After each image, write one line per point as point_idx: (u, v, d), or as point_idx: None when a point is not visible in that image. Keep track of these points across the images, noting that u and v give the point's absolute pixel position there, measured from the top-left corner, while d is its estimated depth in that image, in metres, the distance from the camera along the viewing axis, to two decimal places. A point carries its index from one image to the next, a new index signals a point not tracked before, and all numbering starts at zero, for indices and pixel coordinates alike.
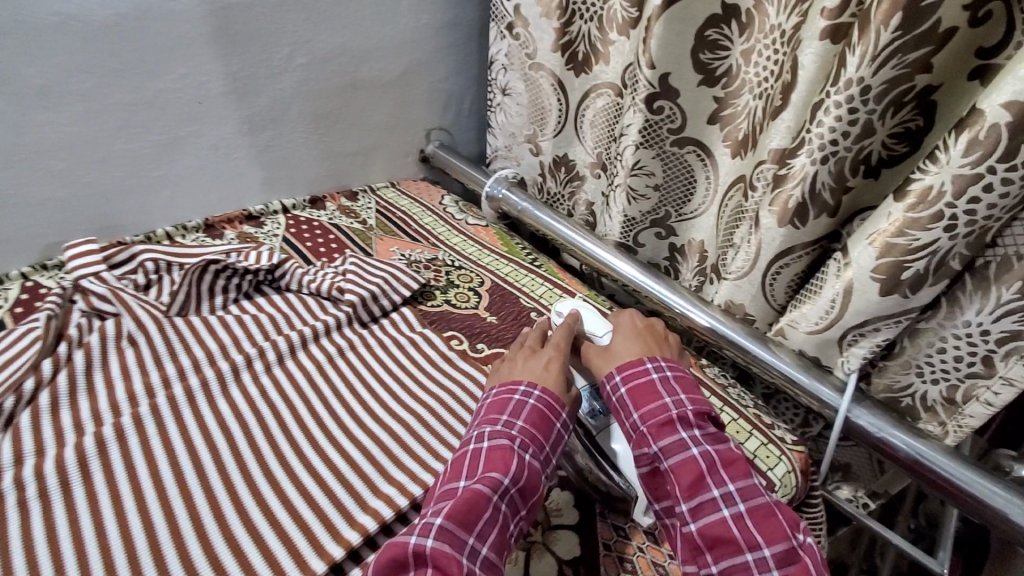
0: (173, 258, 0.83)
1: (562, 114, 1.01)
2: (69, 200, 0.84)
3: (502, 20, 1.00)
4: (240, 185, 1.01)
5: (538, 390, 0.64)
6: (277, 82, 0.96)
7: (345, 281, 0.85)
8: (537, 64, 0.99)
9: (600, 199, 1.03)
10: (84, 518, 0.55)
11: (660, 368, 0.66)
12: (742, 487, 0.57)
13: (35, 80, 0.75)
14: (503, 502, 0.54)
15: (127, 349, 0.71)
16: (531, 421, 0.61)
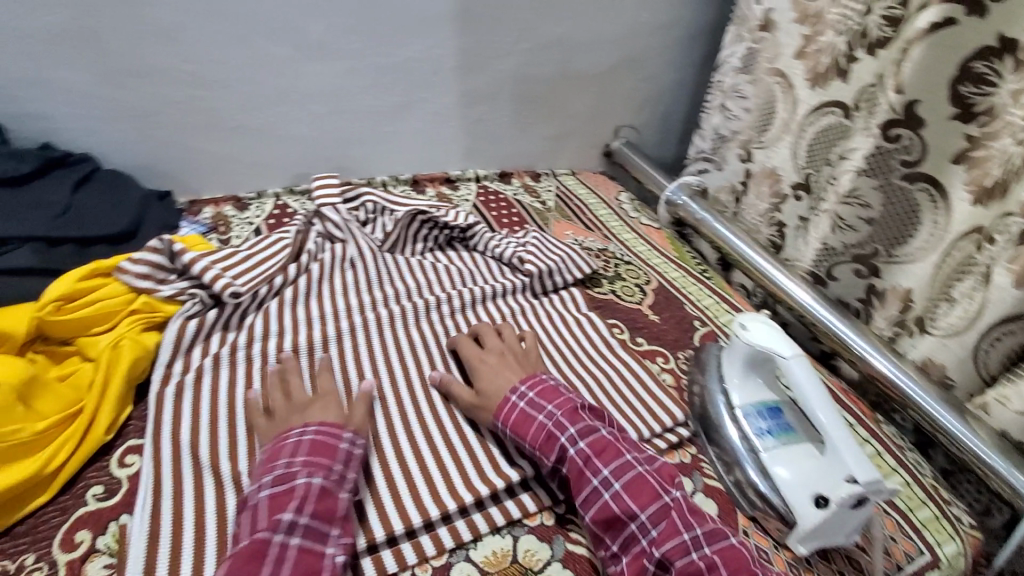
0: (388, 204, 0.96)
1: (783, 127, 0.97)
2: (321, 140, 1.00)
3: (749, 23, 1.01)
4: (445, 150, 1.12)
5: (313, 428, 0.57)
6: (497, 63, 1.05)
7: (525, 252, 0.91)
8: (774, 68, 0.97)
9: (796, 224, 0.99)
10: (305, 395, 0.68)
11: (521, 393, 0.65)
12: (614, 468, 0.58)
13: (317, 35, 0.90)
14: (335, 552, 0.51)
15: (349, 271, 0.85)
16: (315, 452, 0.55)
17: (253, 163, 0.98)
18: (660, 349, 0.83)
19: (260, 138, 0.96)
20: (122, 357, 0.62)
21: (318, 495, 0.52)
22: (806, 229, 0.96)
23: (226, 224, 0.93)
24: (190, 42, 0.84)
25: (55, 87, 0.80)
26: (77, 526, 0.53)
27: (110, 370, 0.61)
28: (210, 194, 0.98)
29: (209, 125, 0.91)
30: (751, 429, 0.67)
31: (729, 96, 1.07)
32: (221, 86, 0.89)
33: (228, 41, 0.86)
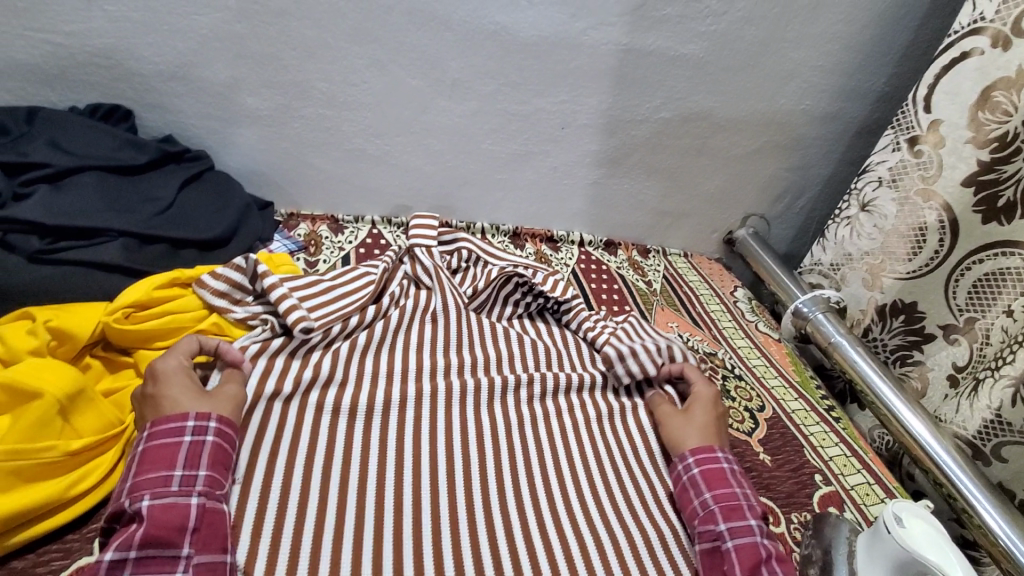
0: (483, 255, 0.89)
1: (936, 258, 0.86)
2: (430, 175, 0.95)
3: (906, 131, 0.88)
4: (555, 207, 1.04)
5: (146, 432, 0.51)
6: (633, 128, 0.96)
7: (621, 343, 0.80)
8: (930, 191, 0.85)
9: (948, 372, 0.85)
10: (351, 455, 0.59)
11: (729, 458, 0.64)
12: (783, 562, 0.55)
13: (454, 72, 0.85)
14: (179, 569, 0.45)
15: (427, 325, 0.77)
16: (150, 461, 0.49)
17: (357, 187, 0.94)
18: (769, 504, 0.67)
19: (371, 164, 0.92)
20: None
21: (153, 513, 0.46)
22: (972, 389, 0.80)
23: (317, 246, 0.89)
24: (328, 60, 0.81)
25: (190, 85, 0.79)
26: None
27: None
28: (310, 210, 0.95)
29: (326, 143, 0.88)
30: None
31: (868, 210, 0.94)
32: (347, 107, 0.85)
33: (365, 65, 0.82)
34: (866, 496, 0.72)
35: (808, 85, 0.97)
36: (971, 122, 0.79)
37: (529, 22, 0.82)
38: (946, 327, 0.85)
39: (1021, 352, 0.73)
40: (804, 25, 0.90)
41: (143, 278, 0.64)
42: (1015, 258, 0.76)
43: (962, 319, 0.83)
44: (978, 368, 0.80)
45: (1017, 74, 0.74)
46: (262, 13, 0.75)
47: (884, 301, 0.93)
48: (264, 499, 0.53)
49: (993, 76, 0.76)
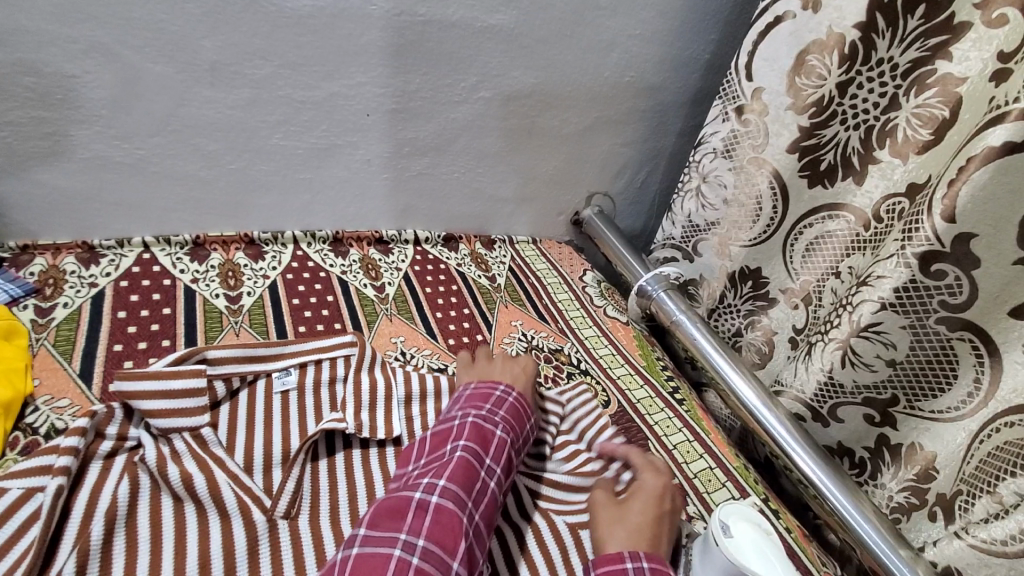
0: (253, 364, 0.64)
1: (772, 225, 0.84)
2: (210, 182, 0.78)
3: (733, 100, 0.85)
4: (378, 205, 0.91)
5: (515, 391, 0.61)
6: (452, 111, 0.86)
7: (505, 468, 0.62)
8: (761, 159, 0.83)
9: (789, 335, 0.84)
10: None
11: (638, 561, 0.49)
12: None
13: (211, 55, 0.69)
14: (490, 479, 0.51)
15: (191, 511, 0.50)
16: (510, 414, 0.58)
17: (110, 204, 0.75)
18: None
19: (125, 174, 0.73)
20: None
21: (454, 474, 0.49)
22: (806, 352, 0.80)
23: (56, 287, 0.69)
24: (27, 47, 0.61)
25: None
26: None
27: None
28: (50, 239, 0.74)
29: (54, 153, 0.69)
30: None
31: (709, 181, 0.91)
32: (69, 106, 0.66)
33: (82, 50, 0.63)
34: (709, 483, 0.70)
35: (631, 56, 0.93)
36: (790, 87, 0.78)
37: None
38: (786, 291, 0.84)
39: (846, 313, 0.73)
40: None
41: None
42: (839, 221, 0.75)
43: (798, 281, 0.82)
44: (812, 331, 0.80)
45: (826, 36, 0.72)
46: None
47: (734, 268, 0.90)
48: None
49: (806, 39, 0.75)
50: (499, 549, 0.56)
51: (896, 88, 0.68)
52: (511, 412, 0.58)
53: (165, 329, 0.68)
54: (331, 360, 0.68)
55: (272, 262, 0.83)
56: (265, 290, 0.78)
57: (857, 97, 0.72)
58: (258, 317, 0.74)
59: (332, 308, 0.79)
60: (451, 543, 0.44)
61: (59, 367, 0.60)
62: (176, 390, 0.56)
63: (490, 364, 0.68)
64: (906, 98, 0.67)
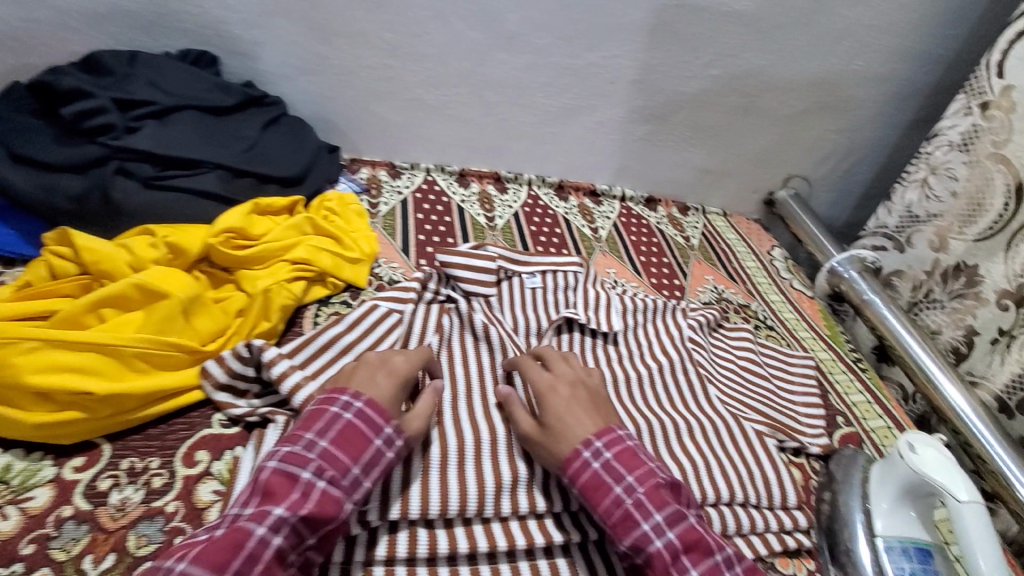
0: (514, 265, 0.83)
1: (1000, 221, 0.85)
2: (483, 126, 1.00)
3: (978, 96, 0.87)
4: (600, 161, 1.07)
5: (360, 402, 0.50)
6: (682, 84, 0.98)
7: (709, 383, 0.76)
8: (1000, 155, 0.85)
9: (992, 335, 0.85)
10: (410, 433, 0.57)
11: (595, 450, 0.53)
12: (668, 513, 0.51)
13: (511, 26, 0.88)
14: (274, 535, 0.43)
15: (483, 350, 0.71)
16: (341, 441, 0.48)
17: (414, 135, 0.99)
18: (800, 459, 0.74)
19: (429, 113, 0.97)
20: (274, 302, 0.64)
21: (201, 553, 0.41)
22: (1009, 349, 0.82)
23: (379, 189, 0.95)
24: (396, 12, 0.85)
25: (270, 34, 0.85)
26: (198, 445, 0.54)
27: (263, 309, 0.63)
28: (370, 156, 1.00)
29: (388, 91, 0.93)
30: (890, 566, 0.59)
31: (937, 173, 0.93)
32: (408, 58, 0.89)
33: (428, 17, 0.86)
34: (885, 438, 0.80)
35: (862, 45, 0.97)
36: None
37: None
38: (999, 292, 0.84)
39: None
40: None
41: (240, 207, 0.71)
42: None
43: (1014, 283, 0.83)
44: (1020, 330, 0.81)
45: None
46: None
47: (948, 263, 0.92)
48: None
49: None
50: (399, 480, 0.54)
51: None
52: (349, 432, 0.49)
53: (449, 231, 0.90)
54: (565, 274, 0.86)
55: (513, 196, 1.03)
56: (510, 217, 0.98)
57: None
58: (508, 234, 0.94)
59: (561, 238, 0.96)
60: (223, 559, 0.41)
61: (386, 242, 0.85)
62: (476, 266, 0.78)
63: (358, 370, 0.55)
64: None
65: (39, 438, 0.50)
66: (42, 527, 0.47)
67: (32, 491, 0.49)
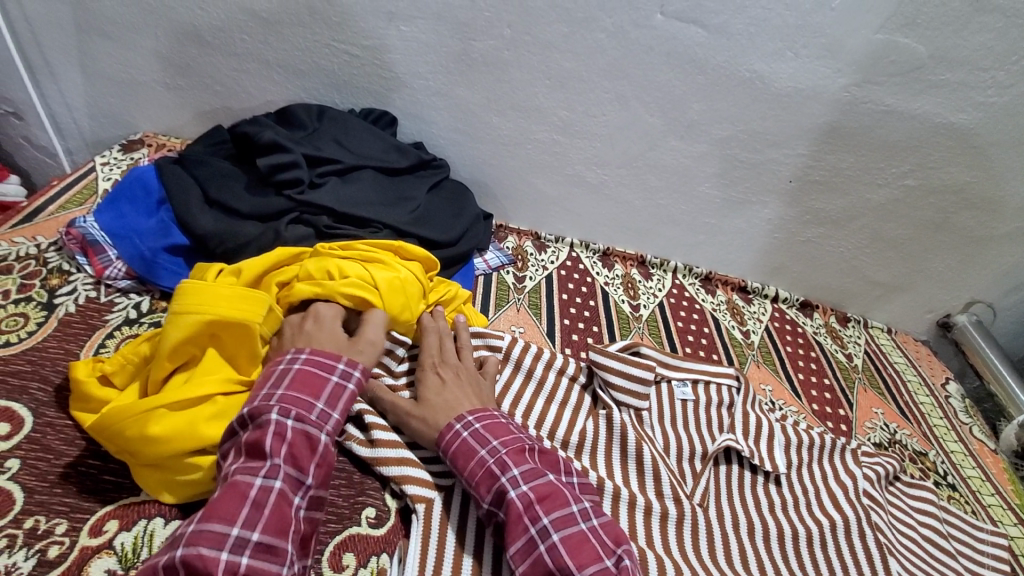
0: (664, 368, 0.77)
1: None
2: (638, 209, 0.95)
3: None
4: (757, 259, 0.99)
5: (304, 354, 0.53)
6: (870, 192, 0.88)
7: (889, 553, 0.64)
8: None
9: None
10: None
11: (467, 421, 0.55)
12: (525, 469, 0.52)
13: (694, 115, 0.83)
14: (275, 479, 0.45)
15: (632, 470, 0.65)
16: (296, 384, 0.51)
17: (566, 209, 0.96)
18: None
19: (585, 191, 0.93)
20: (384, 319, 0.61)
21: (213, 505, 0.42)
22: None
23: (524, 261, 0.92)
24: (575, 91, 0.82)
25: (448, 101, 0.85)
26: (344, 545, 0.51)
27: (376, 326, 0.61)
28: (517, 224, 0.99)
29: (550, 165, 0.91)
30: None
31: None
32: (578, 136, 0.87)
33: (608, 99, 0.83)
34: None
35: None
36: None
37: (789, 73, 0.77)
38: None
39: None
40: None
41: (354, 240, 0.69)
42: None
43: None
44: None
45: None
46: (531, 44, 0.79)
47: None
48: None
49: None
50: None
51: None
52: (297, 380, 0.51)
53: (593, 317, 0.85)
54: (718, 386, 0.78)
55: (658, 284, 0.97)
56: (655, 307, 0.92)
57: None
58: (654, 328, 0.87)
59: (709, 339, 0.88)
60: (233, 507, 0.42)
61: (531, 322, 0.81)
62: (631, 373, 0.72)
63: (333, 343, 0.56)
64: None
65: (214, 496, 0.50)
66: None
67: None
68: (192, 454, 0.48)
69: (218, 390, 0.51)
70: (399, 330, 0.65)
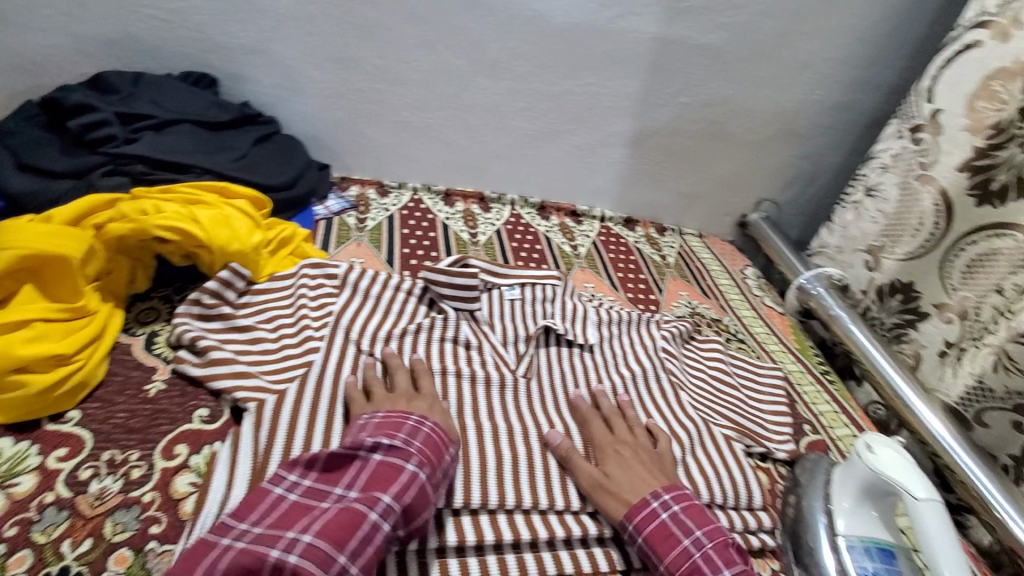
0: (494, 276, 0.88)
1: (931, 240, 0.91)
2: (467, 148, 1.05)
3: (911, 120, 0.97)
4: (580, 183, 1.12)
5: (431, 422, 0.56)
6: (655, 112, 1.04)
7: (679, 389, 0.79)
8: (928, 176, 0.92)
9: (938, 349, 0.89)
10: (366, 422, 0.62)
11: (665, 503, 0.59)
12: (707, 529, 0.58)
13: (494, 54, 0.94)
14: (383, 522, 0.47)
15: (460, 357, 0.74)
16: (428, 445, 0.54)
17: (402, 155, 1.04)
18: (769, 469, 0.74)
19: (415, 135, 1.02)
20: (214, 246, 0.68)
21: (324, 527, 0.45)
22: (960, 360, 0.84)
23: (366, 205, 0.99)
24: (385, 40, 0.91)
25: (267, 58, 0.91)
26: (177, 439, 0.57)
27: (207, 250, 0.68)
28: (360, 176, 1.05)
29: (379, 114, 0.99)
30: (852, 563, 0.60)
31: (873, 195, 1.01)
32: (397, 82, 0.96)
33: (416, 45, 0.92)
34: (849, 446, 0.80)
35: (821, 76, 1.04)
36: (970, 110, 0.87)
37: (562, 10, 0.91)
38: (940, 306, 0.90)
39: (1004, 323, 0.78)
40: (818, 20, 0.98)
41: (173, 185, 0.73)
42: (1008, 240, 0.80)
43: (955, 298, 0.87)
44: (965, 341, 0.85)
45: (1012, 64, 0.82)
46: None
47: (884, 282, 0.99)
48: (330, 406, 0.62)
49: (992, 66, 0.84)
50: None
51: None
52: (428, 443, 0.54)
53: (433, 245, 0.94)
54: (543, 286, 0.89)
55: (497, 215, 1.08)
56: (493, 233, 1.03)
57: None
58: (491, 249, 0.98)
59: (541, 253, 1.01)
60: (343, 537, 0.45)
61: (371, 253, 0.88)
62: (458, 283, 0.80)
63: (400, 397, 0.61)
64: None
65: (43, 414, 0.55)
66: (26, 511, 0.48)
67: (17, 477, 0.50)
68: (12, 371, 0.52)
69: (37, 317, 0.56)
70: (239, 262, 0.71)
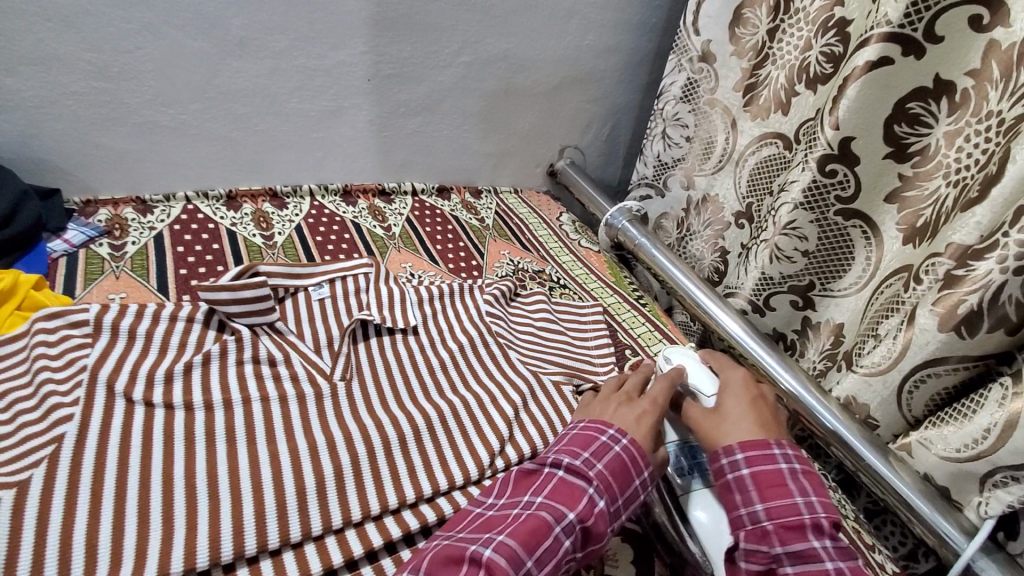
0: (294, 279, 0.79)
1: (724, 157, 1.01)
2: (239, 142, 0.92)
3: (687, 53, 1.04)
4: (379, 159, 1.06)
5: (627, 439, 0.57)
6: (439, 74, 1.01)
7: (508, 348, 0.80)
8: (713, 100, 1.02)
9: (737, 251, 1.00)
10: (152, 486, 0.53)
11: (788, 458, 0.56)
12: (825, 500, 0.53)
13: (238, 31, 0.82)
14: (567, 536, 0.50)
15: (266, 378, 0.67)
16: (610, 468, 0.55)
17: (159, 162, 0.89)
18: None
19: (168, 136, 0.87)
20: None
21: (515, 529, 0.48)
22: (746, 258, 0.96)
23: (123, 228, 0.84)
24: (88, 28, 0.75)
25: None
26: None
27: None
28: (108, 194, 0.88)
29: (108, 118, 0.82)
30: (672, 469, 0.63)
31: (671, 123, 1.10)
32: (122, 78, 0.80)
33: (134, 30, 0.77)
34: None
35: (590, 21, 1.08)
36: (732, 37, 0.97)
37: None
38: (733, 214, 1.01)
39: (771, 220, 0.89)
40: None
41: None
42: (773, 147, 0.92)
43: (742, 204, 0.99)
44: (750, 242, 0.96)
45: None
46: None
47: (695, 196, 1.08)
48: (96, 484, 0.52)
49: None
50: None
51: (808, 33, 0.85)
52: (615, 462, 0.55)
53: (219, 257, 0.83)
54: (355, 277, 0.84)
55: (295, 210, 0.98)
56: (292, 231, 0.93)
57: (783, 41, 0.90)
58: (292, 249, 0.89)
59: (350, 242, 0.94)
60: (534, 542, 0.47)
61: (138, 284, 0.75)
62: (245, 297, 0.70)
63: (609, 403, 0.64)
64: (815, 41, 0.83)
65: None
66: None
67: None
68: None
69: None
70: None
